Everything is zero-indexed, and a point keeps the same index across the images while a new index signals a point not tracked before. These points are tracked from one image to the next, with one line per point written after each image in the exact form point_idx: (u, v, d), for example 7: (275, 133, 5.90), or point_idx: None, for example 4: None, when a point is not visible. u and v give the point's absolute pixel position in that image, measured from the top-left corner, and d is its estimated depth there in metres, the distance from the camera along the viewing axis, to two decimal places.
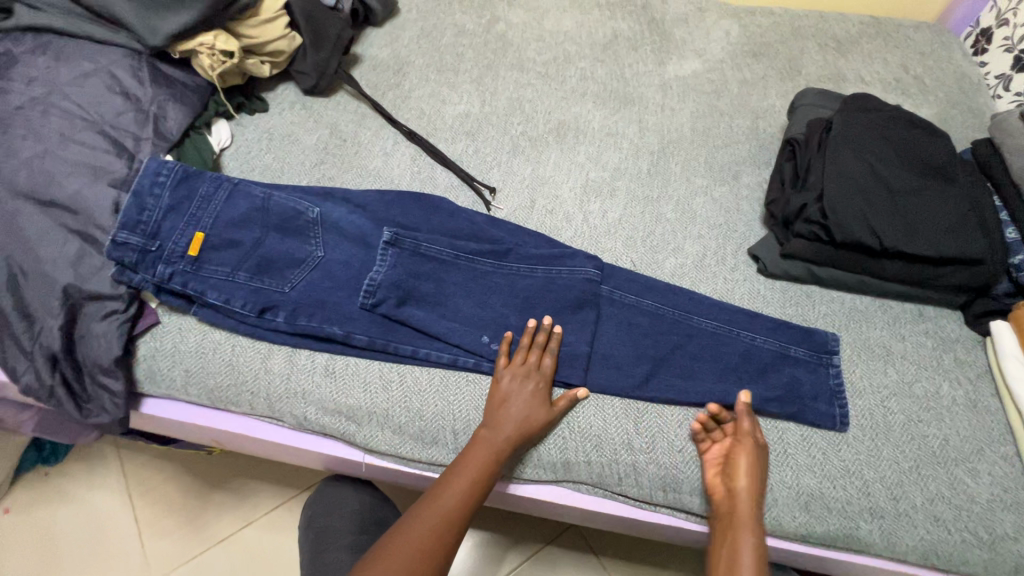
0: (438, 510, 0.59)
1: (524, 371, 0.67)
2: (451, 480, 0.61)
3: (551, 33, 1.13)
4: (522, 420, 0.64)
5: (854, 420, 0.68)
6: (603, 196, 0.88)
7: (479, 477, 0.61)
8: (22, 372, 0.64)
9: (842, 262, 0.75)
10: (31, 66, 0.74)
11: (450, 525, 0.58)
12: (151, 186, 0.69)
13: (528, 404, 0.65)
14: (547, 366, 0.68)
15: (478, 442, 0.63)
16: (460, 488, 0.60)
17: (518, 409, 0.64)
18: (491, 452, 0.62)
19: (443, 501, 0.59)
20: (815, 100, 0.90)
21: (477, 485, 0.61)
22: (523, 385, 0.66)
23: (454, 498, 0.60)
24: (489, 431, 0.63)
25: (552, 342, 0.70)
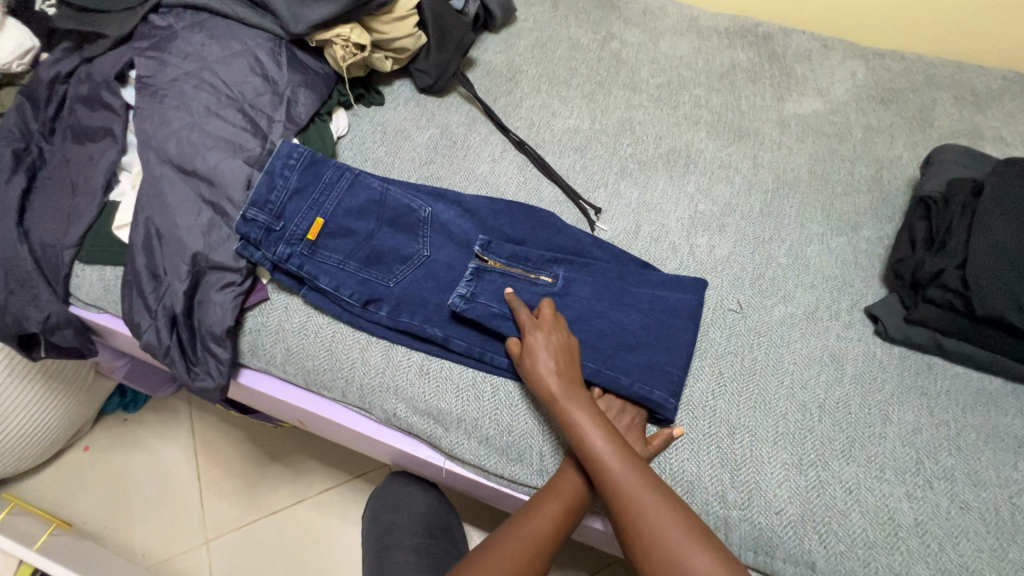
0: (527, 537, 0.57)
1: None
2: (539, 507, 0.59)
3: (666, 56, 1.11)
4: None
5: (977, 513, 0.62)
6: (712, 230, 0.85)
7: (571, 508, 0.59)
8: (144, 329, 0.68)
9: (976, 338, 0.69)
10: (187, 41, 0.79)
11: (537, 555, 0.57)
12: (282, 167, 0.72)
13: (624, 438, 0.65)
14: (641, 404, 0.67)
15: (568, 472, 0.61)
16: (550, 517, 0.58)
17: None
18: (582, 481, 0.61)
19: (530, 528, 0.58)
20: (956, 157, 0.84)
21: (566, 516, 0.59)
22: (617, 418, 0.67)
23: (543, 527, 0.58)
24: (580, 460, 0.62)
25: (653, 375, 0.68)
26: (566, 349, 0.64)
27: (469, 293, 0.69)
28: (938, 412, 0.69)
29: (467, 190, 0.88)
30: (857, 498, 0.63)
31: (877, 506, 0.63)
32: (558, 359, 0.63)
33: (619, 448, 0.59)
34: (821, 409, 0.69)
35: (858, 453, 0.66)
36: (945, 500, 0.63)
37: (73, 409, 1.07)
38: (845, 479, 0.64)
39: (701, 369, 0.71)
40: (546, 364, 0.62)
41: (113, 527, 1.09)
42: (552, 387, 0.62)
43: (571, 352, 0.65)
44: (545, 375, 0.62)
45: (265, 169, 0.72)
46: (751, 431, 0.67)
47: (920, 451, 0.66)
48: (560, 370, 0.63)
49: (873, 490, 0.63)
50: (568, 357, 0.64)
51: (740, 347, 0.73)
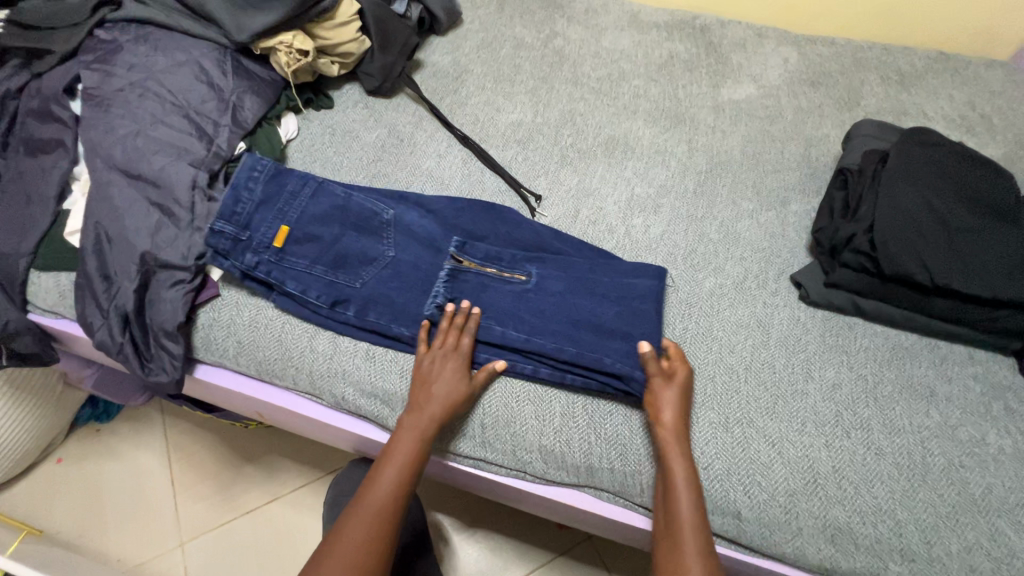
0: (376, 501, 0.62)
1: (440, 354, 0.68)
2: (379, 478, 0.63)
3: (607, 50, 1.16)
4: (445, 398, 0.66)
5: (891, 458, 0.66)
6: (647, 211, 0.89)
7: (411, 462, 0.64)
8: (97, 328, 0.70)
9: (888, 296, 0.74)
10: (132, 53, 0.82)
11: (385, 519, 0.61)
12: (246, 180, 0.76)
13: (451, 386, 0.67)
14: (465, 346, 0.69)
15: (406, 432, 0.65)
16: (391, 478, 0.63)
17: (441, 392, 0.66)
18: (421, 440, 0.65)
19: (379, 492, 0.62)
20: (872, 131, 0.89)
21: (407, 472, 0.64)
22: (445, 364, 0.68)
23: (390, 488, 0.63)
24: (413, 414, 0.66)
25: (471, 322, 0.70)
26: (687, 391, 0.67)
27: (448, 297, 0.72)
28: (857, 367, 0.73)
29: (414, 185, 0.91)
30: (779, 450, 0.67)
31: (798, 456, 0.66)
32: (682, 402, 0.65)
33: (698, 502, 0.60)
34: (748, 371, 0.73)
35: (781, 409, 0.70)
36: (861, 448, 0.67)
37: (42, 420, 1.09)
38: (769, 434, 0.68)
39: None
40: (671, 404, 0.65)
41: (88, 535, 1.11)
42: (667, 427, 0.64)
43: (689, 401, 0.67)
44: (667, 411, 0.64)
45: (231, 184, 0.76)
46: None
47: (839, 404, 0.70)
48: (683, 415, 0.65)
49: (794, 442, 0.67)
50: (688, 404, 0.66)
51: (672, 318, 0.78)
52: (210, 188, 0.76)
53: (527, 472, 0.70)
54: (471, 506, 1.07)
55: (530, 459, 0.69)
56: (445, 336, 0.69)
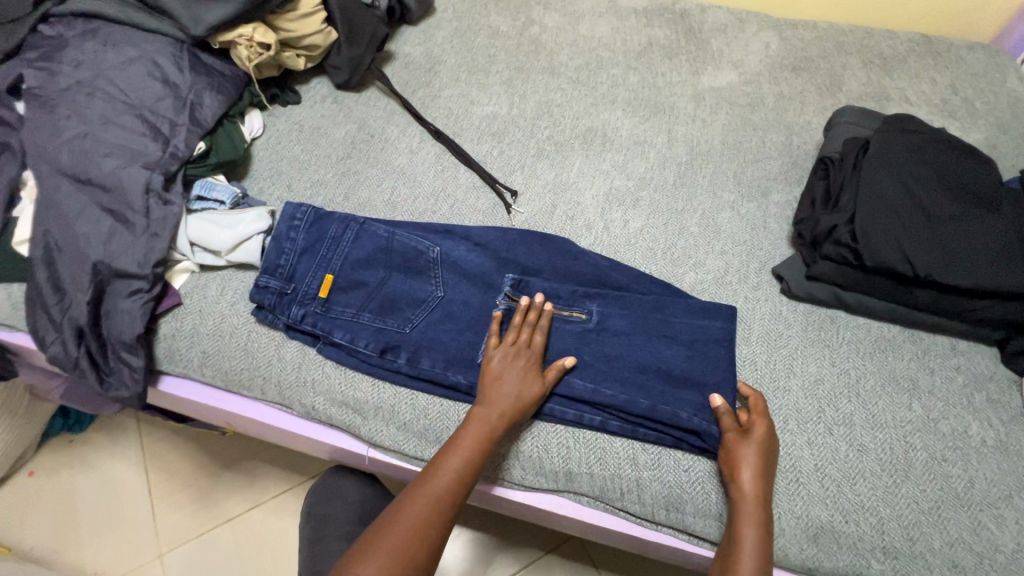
0: (434, 492, 0.57)
1: (514, 350, 0.66)
2: (431, 477, 0.58)
3: (585, 38, 1.12)
4: (515, 396, 0.63)
5: (874, 454, 0.65)
6: (626, 205, 0.87)
7: (475, 456, 0.60)
8: (50, 342, 0.67)
9: (870, 288, 0.72)
10: (79, 50, 0.77)
11: (439, 512, 0.56)
12: (344, 229, 0.74)
13: (520, 382, 0.64)
14: (537, 344, 0.68)
15: (470, 426, 0.62)
16: (453, 472, 0.59)
17: (508, 387, 0.63)
18: (486, 434, 0.61)
19: (437, 483, 0.58)
20: (854, 118, 0.87)
21: (470, 468, 0.59)
22: (519, 361, 0.65)
23: (451, 481, 0.58)
24: (481, 409, 0.62)
25: (542, 321, 0.69)
26: (773, 447, 0.63)
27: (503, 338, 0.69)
28: (839, 362, 0.72)
29: (386, 183, 0.87)
30: None
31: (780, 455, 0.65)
32: (769, 457, 0.61)
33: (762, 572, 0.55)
34: None
35: None
36: (843, 445, 0.66)
37: (9, 433, 1.05)
38: None
39: None
40: (753, 460, 0.60)
41: (63, 549, 1.08)
42: (746, 489, 0.59)
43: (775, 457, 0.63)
44: (749, 469, 0.60)
45: (273, 236, 0.73)
46: None
47: (821, 400, 0.69)
48: (765, 477, 0.60)
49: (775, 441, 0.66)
50: (772, 464, 0.62)
51: None
52: (166, 192, 0.73)
53: (505, 479, 0.68)
54: None
55: (507, 465, 0.67)
56: (514, 337, 0.67)
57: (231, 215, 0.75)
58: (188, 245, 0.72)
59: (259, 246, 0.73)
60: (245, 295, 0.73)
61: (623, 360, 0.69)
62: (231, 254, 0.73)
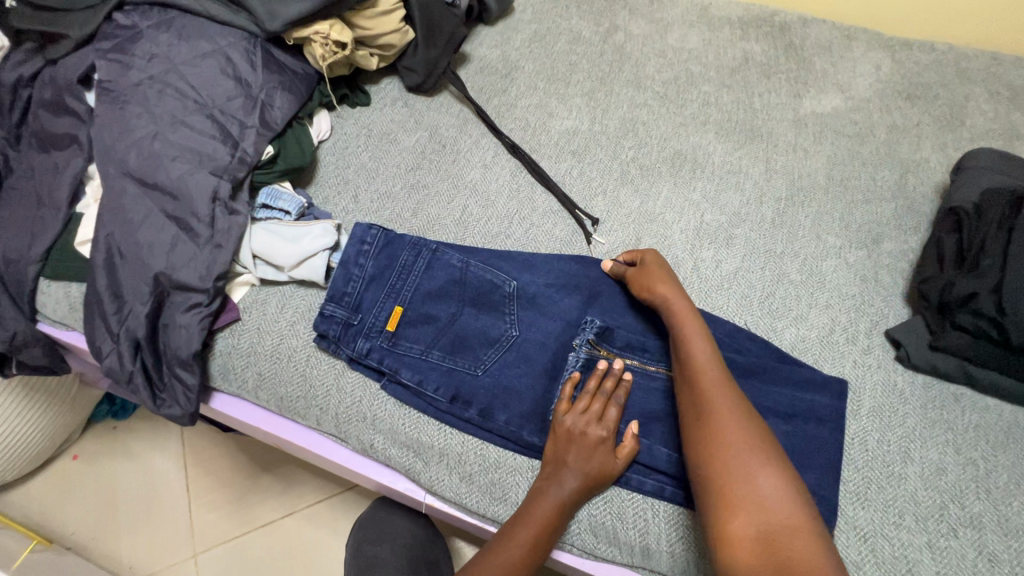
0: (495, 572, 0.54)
1: (585, 420, 0.59)
2: (499, 547, 0.55)
3: (674, 49, 1.03)
4: (584, 473, 0.57)
5: (1008, 566, 0.56)
6: (719, 242, 0.78)
7: (541, 538, 0.56)
8: (106, 353, 0.64)
9: (1011, 368, 0.62)
10: (153, 41, 0.73)
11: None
12: (413, 256, 0.68)
13: (590, 460, 0.58)
14: (611, 418, 0.60)
15: (537, 503, 0.57)
16: (522, 546, 0.55)
17: (577, 463, 0.57)
18: (555, 512, 0.56)
19: (499, 562, 0.54)
20: (991, 163, 0.76)
21: (538, 544, 0.56)
22: (592, 428, 0.59)
23: (513, 564, 0.54)
24: (548, 484, 0.57)
25: (620, 390, 0.62)
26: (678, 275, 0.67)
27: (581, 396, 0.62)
28: (965, 450, 0.63)
29: (457, 199, 0.81)
30: (872, 547, 0.57)
31: (895, 556, 0.57)
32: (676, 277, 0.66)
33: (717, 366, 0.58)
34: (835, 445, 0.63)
35: (874, 496, 0.60)
36: (972, 552, 0.57)
37: (55, 420, 1.04)
38: (861, 526, 0.59)
39: None
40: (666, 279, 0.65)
41: (101, 539, 1.07)
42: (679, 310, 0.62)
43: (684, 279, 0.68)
44: (668, 284, 0.64)
45: (339, 258, 0.68)
46: None
47: (944, 494, 0.60)
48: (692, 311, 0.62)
49: (889, 539, 0.58)
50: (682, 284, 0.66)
51: None
52: (234, 200, 0.68)
53: (571, 544, 0.61)
54: None
55: (576, 530, 0.60)
56: (584, 403, 0.60)
57: (297, 227, 0.70)
58: (251, 258, 0.68)
59: (324, 264, 0.68)
60: (306, 315, 0.69)
61: None
62: (294, 270, 0.68)
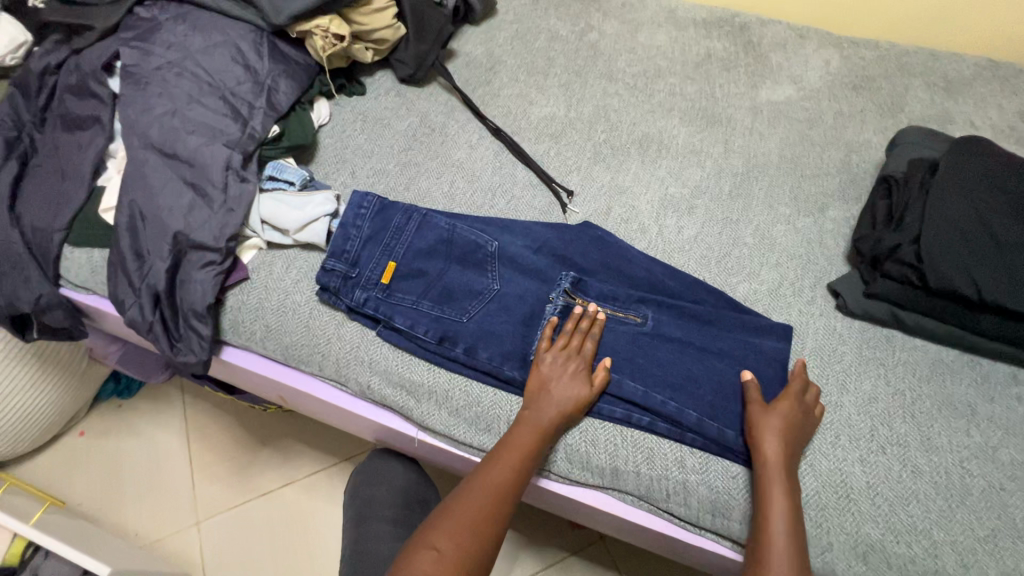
0: (486, 488, 0.61)
1: (565, 354, 0.67)
2: (494, 463, 0.62)
3: (643, 46, 1.13)
4: (564, 400, 0.64)
5: (928, 476, 0.65)
6: (682, 212, 0.87)
7: (529, 457, 0.63)
8: (129, 306, 0.71)
9: (932, 310, 0.71)
10: (170, 32, 0.82)
11: (490, 515, 0.59)
12: (406, 220, 0.77)
13: (570, 387, 0.65)
14: (587, 351, 0.68)
15: (524, 428, 0.64)
16: (511, 464, 0.62)
17: (560, 391, 0.65)
18: (541, 435, 0.64)
19: (490, 479, 0.61)
20: (919, 139, 0.86)
21: (525, 461, 0.62)
22: (572, 362, 0.67)
23: (503, 479, 0.61)
24: (533, 412, 0.65)
25: (595, 328, 0.70)
26: (799, 427, 0.63)
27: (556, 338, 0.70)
28: (895, 382, 0.71)
29: (445, 175, 0.90)
30: (811, 462, 0.65)
31: (830, 469, 0.65)
32: (791, 422, 0.63)
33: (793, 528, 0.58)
34: None
35: None
36: (898, 465, 0.65)
37: (65, 395, 1.10)
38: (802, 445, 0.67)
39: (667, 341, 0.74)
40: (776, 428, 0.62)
41: (107, 509, 1.12)
42: (772, 464, 0.61)
43: (804, 437, 0.64)
44: (774, 436, 0.62)
45: (339, 222, 0.76)
46: None
47: (875, 418, 0.69)
48: (789, 443, 0.62)
49: (826, 456, 0.66)
50: (797, 431, 0.63)
51: None
52: (244, 170, 0.76)
53: (550, 470, 0.69)
54: None
55: (554, 457, 0.68)
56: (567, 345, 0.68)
57: (300, 196, 0.77)
58: (260, 223, 0.76)
59: (325, 229, 0.76)
60: (309, 274, 0.76)
61: (674, 367, 0.69)
62: (298, 233, 0.76)
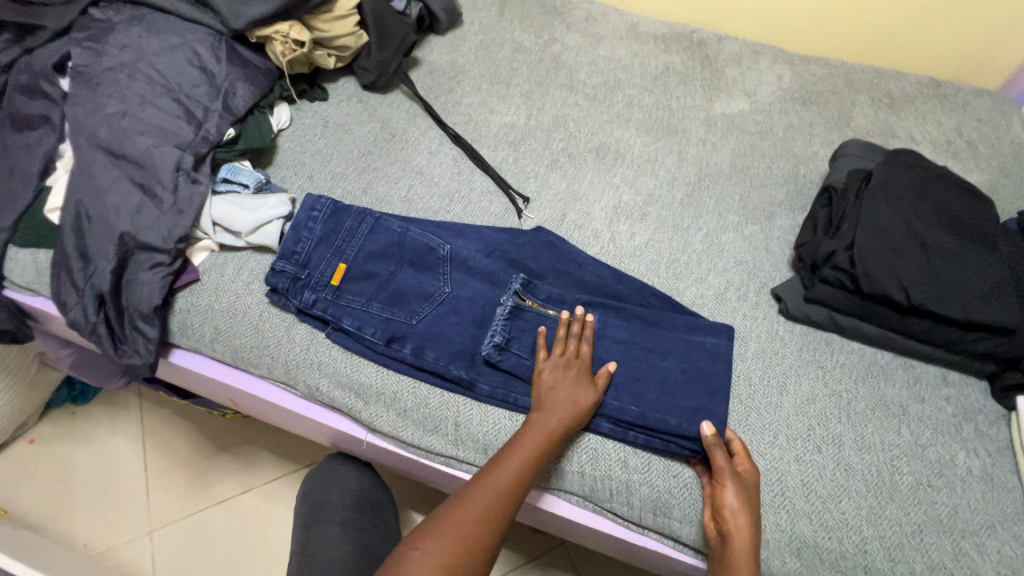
0: (495, 487, 0.59)
1: (564, 362, 0.68)
2: (501, 463, 0.60)
3: (604, 59, 1.16)
4: (569, 403, 0.65)
5: (860, 474, 0.67)
6: (634, 218, 0.89)
7: (536, 457, 0.62)
8: (71, 306, 0.70)
9: (865, 313, 0.74)
10: (125, 34, 0.82)
11: (496, 516, 0.57)
12: (359, 223, 0.78)
13: (575, 392, 0.66)
14: (585, 355, 0.69)
15: (532, 429, 0.63)
16: (517, 465, 0.60)
17: (566, 396, 0.65)
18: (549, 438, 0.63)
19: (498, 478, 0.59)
20: (859, 152, 0.90)
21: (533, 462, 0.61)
22: (574, 368, 0.68)
23: (510, 480, 0.59)
24: (541, 414, 0.64)
25: (586, 331, 0.71)
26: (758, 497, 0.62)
27: (505, 339, 0.71)
28: (831, 384, 0.74)
29: (403, 181, 0.91)
30: None
31: (767, 467, 0.67)
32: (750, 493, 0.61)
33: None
34: None
35: (754, 421, 0.70)
36: (831, 463, 0.67)
37: (13, 401, 1.07)
38: None
39: None
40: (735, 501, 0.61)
41: (56, 518, 1.09)
42: (743, 541, 0.58)
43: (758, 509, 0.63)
44: (742, 512, 0.60)
45: (292, 225, 0.76)
46: None
47: (811, 418, 0.71)
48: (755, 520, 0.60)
49: (763, 454, 0.68)
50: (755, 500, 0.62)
51: None
52: (196, 171, 0.76)
53: None
54: None
55: None
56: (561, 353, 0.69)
57: (253, 198, 0.77)
58: (211, 225, 0.76)
59: (277, 231, 0.76)
60: (260, 277, 0.76)
61: (620, 368, 0.71)
62: (250, 236, 0.76)
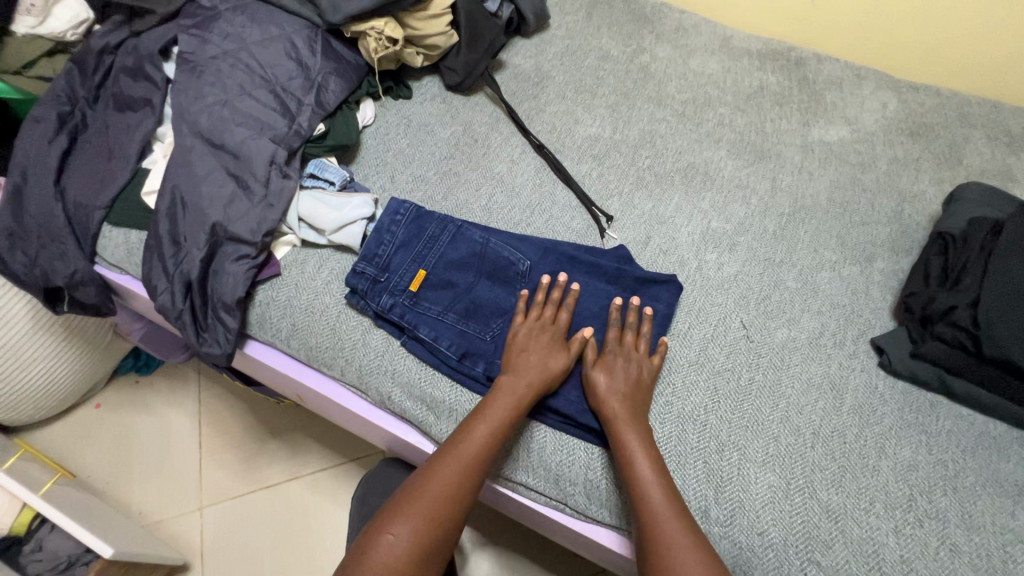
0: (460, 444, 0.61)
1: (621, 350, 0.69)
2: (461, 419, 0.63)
3: (694, 73, 1.10)
4: (610, 385, 0.66)
5: (967, 558, 0.61)
6: (722, 248, 0.85)
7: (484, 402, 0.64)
8: (160, 291, 0.71)
9: (983, 379, 0.68)
10: (229, 23, 0.82)
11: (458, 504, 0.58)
12: (439, 229, 0.76)
13: (614, 372, 0.67)
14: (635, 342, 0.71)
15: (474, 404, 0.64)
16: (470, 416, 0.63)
17: (606, 382, 0.66)
18: (505, 418, 0.63)
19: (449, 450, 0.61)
20: (981, 197, 0.82)
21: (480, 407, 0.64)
22: (616, 360, 0.68)
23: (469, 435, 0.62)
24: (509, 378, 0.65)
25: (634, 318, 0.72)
26: (644, 383, 0.68)
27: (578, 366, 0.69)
28: (935, 451, 0.68)
29: (483, 188, 0.88)
30: (842, 528, 0.62)
31: (862, 536, 0.62)
32: (628, 382, 0.66)
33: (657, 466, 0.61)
34: (815, 436, 0.68)
35: (848, 483, 0.65)
36: (935, 541, 0.62)
37: (86, 367, 1.11)
38: (832, 507, 0.63)
39: (694, 383, 0.72)
40: (609, 385, 0.66)
41: (114, 485, 1.13)
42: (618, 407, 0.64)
43: (644, 389, 0.68)
44: (610, 396, 0.65)
45: (375, 227, 0.75)
46: (739, 449, 0.67)
47: (913, 487, 0.65)
48: (627, 393, 0.66)
49: (859, 521, 0.63)
50: (638, 387, 0.67)
51: (737, 365, 0.74)
52: (287, 166, 0.76)
53: (567, 504, 0.68)
54: (488, 521, 1.05)
55: (572, 491, 0.66)
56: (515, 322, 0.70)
57: (339, 196, 0.76)
58: (296, 220, 0.75)
59: (360, 232, 0.74)
60: (339, 276, 0.75)
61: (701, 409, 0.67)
62: (334, 234, 0.75)
